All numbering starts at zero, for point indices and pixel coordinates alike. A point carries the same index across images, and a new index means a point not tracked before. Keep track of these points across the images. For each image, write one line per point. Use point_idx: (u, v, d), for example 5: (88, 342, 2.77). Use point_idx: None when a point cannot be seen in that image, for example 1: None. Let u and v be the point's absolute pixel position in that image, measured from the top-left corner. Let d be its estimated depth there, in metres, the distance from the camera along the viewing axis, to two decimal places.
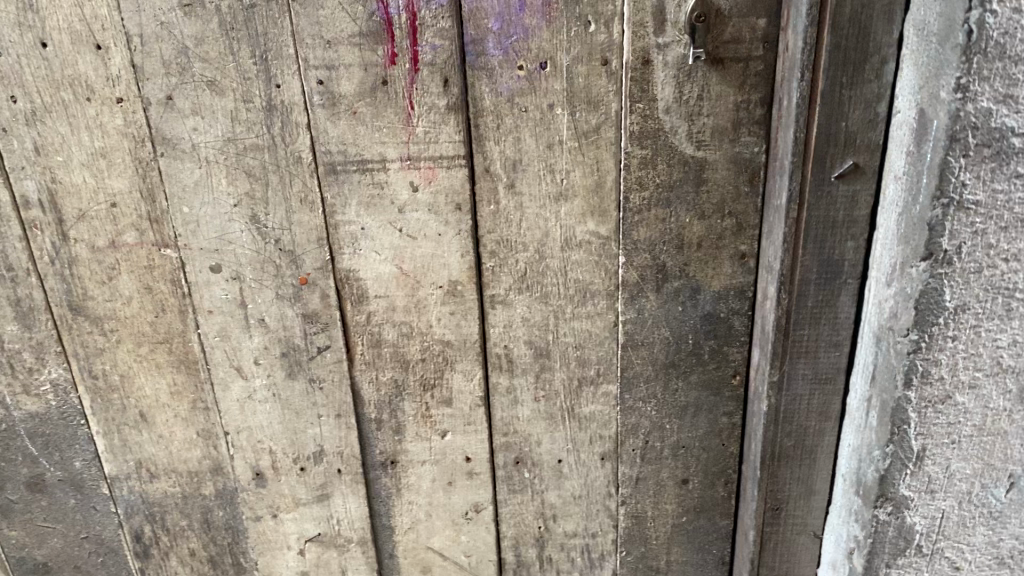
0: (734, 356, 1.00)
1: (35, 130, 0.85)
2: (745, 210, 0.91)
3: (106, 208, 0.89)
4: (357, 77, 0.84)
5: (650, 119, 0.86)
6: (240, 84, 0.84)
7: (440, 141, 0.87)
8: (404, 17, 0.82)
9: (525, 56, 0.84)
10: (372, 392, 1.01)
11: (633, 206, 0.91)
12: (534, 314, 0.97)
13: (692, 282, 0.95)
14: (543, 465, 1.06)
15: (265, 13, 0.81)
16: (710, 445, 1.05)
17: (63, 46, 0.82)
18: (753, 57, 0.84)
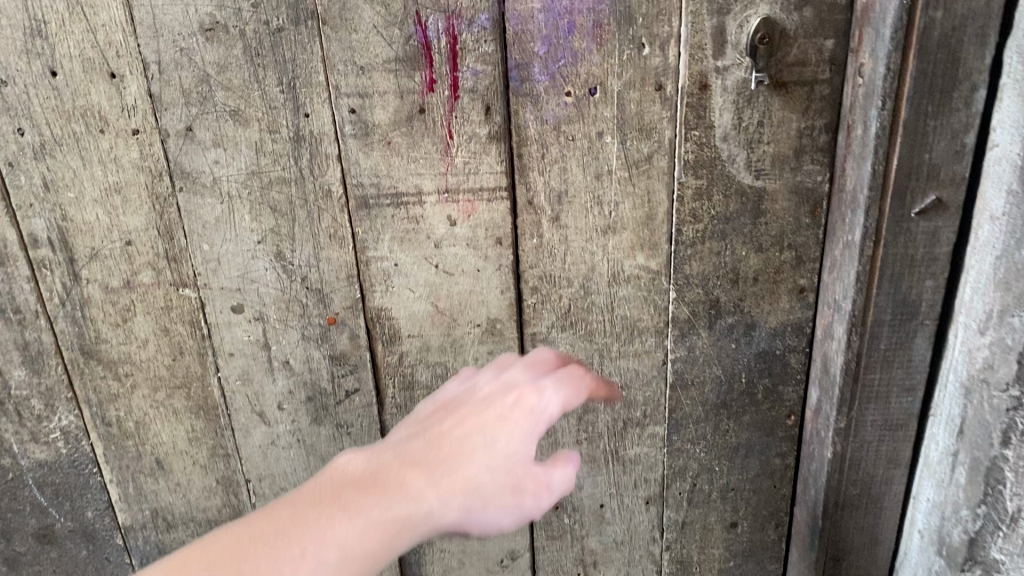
0: (790, 396, 0.94)
1: (44, 164, 0.79)
2: (805, 242, 0.85)
3: (120, 247, 0.83)
4: (392, 105, 0.78)
5: (707, 148, 0.80)
6: (266, 113, 0.78)
7: (480, 172, 0.81)
8: (443, 41, 0.75)
9: (574, 81, 0.78)
10: None
11: (686, 239, 0.85)
12: (577, 353, 0.91)
13: (747, 318, 0.89)
14: (584, 510, 1.00)
15: (293, 37, 0.75)
16: (761, 487, 0.99)
17: (75, 74, 0.75)
18: (819, 80, 0.78)
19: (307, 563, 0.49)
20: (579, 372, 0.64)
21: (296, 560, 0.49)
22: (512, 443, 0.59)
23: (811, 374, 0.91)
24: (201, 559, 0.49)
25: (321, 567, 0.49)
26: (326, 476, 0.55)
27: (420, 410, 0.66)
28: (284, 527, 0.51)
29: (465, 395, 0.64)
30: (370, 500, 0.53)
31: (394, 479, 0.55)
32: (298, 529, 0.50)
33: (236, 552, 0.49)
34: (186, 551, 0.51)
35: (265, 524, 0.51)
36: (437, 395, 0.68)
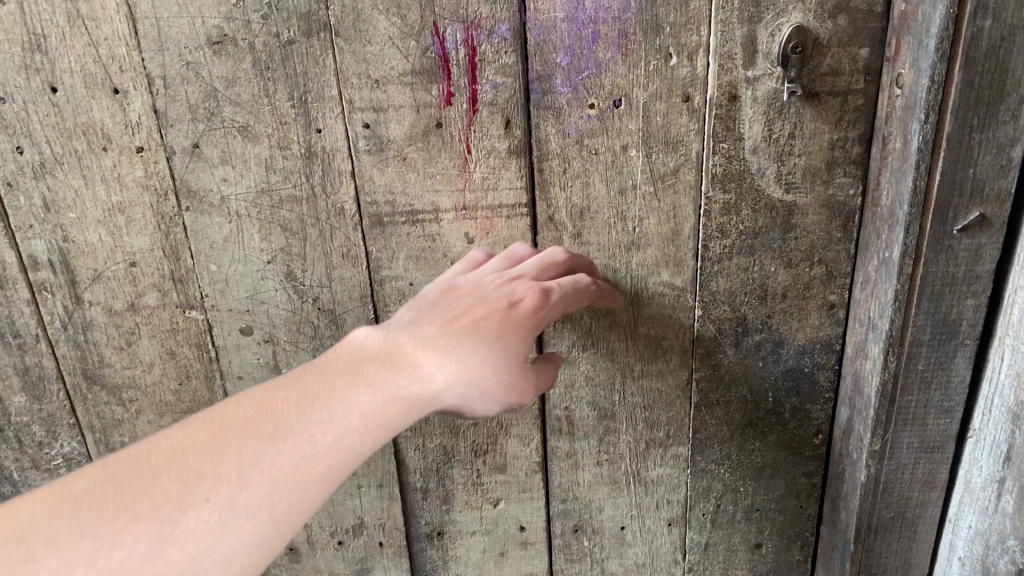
0: (817, 414, 0.91)
1: (44, 184, 0.75)
2: (836, 257, 0.82)
3: (124, 268, 0.79)
4: (408, 119, 0.75)
5: (735, 161, 0.77)
6: (276, 129, 0.74)
7: (499, 188, 0.78)
8: (462, 52, 0.72)
9: (598, 93, 0.74)
10: (418, 460, 0.91)
11: (713, 255, 0.82)
12: (599, 373, 0.88)
13: (775, 336, 0.86)
14: (604, 532, 0.97)
15: (305, 50, 0.71)
16: (787, 507, 0.96)
17: (76, 90, 0.72)
18: (853, 90, 0.74)
19: (330, 427, 0.54)
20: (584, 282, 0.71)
21: (321, 423, 0.54)
22: (517, 335, 0.64)
23: (841, 392, 0.88)
24: (229, 422, 0.53)
25: (343, 431, 0.54)
26: (352, 348, 0.61)
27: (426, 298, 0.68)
28: (311, 393, 0.56)
29: (475, 280, 0.69)
30: (394, 367, 0.59)
31: (409, 359, 0.60)
32: (320, 401, 0.55)
33: (269, 413, 0.54)
34: (208, 419, 0.54)
35: (291, 391, 0.55)
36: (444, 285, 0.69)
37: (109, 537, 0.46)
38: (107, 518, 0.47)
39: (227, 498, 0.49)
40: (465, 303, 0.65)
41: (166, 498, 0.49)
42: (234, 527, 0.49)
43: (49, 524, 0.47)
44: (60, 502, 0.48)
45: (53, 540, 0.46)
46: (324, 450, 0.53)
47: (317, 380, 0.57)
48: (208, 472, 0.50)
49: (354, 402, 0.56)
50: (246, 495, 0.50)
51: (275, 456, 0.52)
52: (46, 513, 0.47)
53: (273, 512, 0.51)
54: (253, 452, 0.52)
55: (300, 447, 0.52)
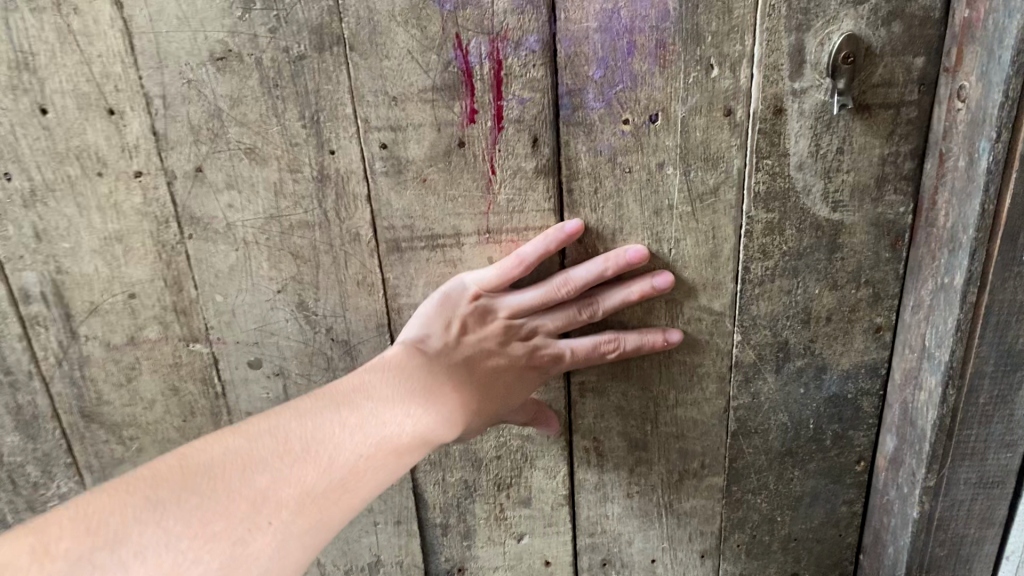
0: (860, 441, 0.86)
1: (35, 213, 0.70)
2: (884, 278, 0.77)
3: (122, 300, 0.74)
4: (427, 138, 0.69)
5: (779, 178, 0.72)
6: (285, 150, 0.69)
7: (525, 210, 0.72)
8: (487, 66, 0.67)
9: (633, 108, 0.69)
10: (437, 494, 0.86)
11: (754, 277, 0.76)
12: (630, 402, 0.83)
13: (818, 360, 0.81)
14: (634, 565, 0.92)
15: (317, 65, 0.66)
16: (826, 537, 0.92)
17: (69, 112, 0.66)
18: (907, 102, 0.69)
19: (373, 460, 0.60)
20: (617, 341, 0.75)
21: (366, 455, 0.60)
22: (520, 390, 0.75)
23: (885, 419, 0.84)
24: (290, 441, 0.58)
25: (383, 466, 0.60)
26: (396, 365, 0.69)
27: (461, 309, 0.73)
28: (361, 422, 0.62)
29: (512, 312, 0.73)
30: (431, 404, 0.67)
31: (441, 394, 0.68)
32: (365, 429, 0.61)
33: (321, 439, 0.60)
34: (265, 437, 0.59)
35: (339, 416, 0.62)
36: (478, 293, 0.72)
37: (192, 550, 0.50)
38: (190, 532, 0.51)
39: (286, 521, 0.54)
40: (491, 341, 0.74)
41: (241, 513, 0.53)
42: (290, 549, 0.53)
43: (139, 531, 0.50)
44: (147, 509, 0.52)
45: (142, 551, 0.49)
46: (366, 482, 0.59)
47: (365, 406, 0.63)
48: (272, 495, 0.55)
49: (397, 436, 0.62)
50: (302, 518, 0.55)
51: (325, 485, 0.57)
52: (134, 520, 0.51)
53: (320, 534, 0.55)
54: (309, 477, 0.57)
55: (349, 477, 0.58)
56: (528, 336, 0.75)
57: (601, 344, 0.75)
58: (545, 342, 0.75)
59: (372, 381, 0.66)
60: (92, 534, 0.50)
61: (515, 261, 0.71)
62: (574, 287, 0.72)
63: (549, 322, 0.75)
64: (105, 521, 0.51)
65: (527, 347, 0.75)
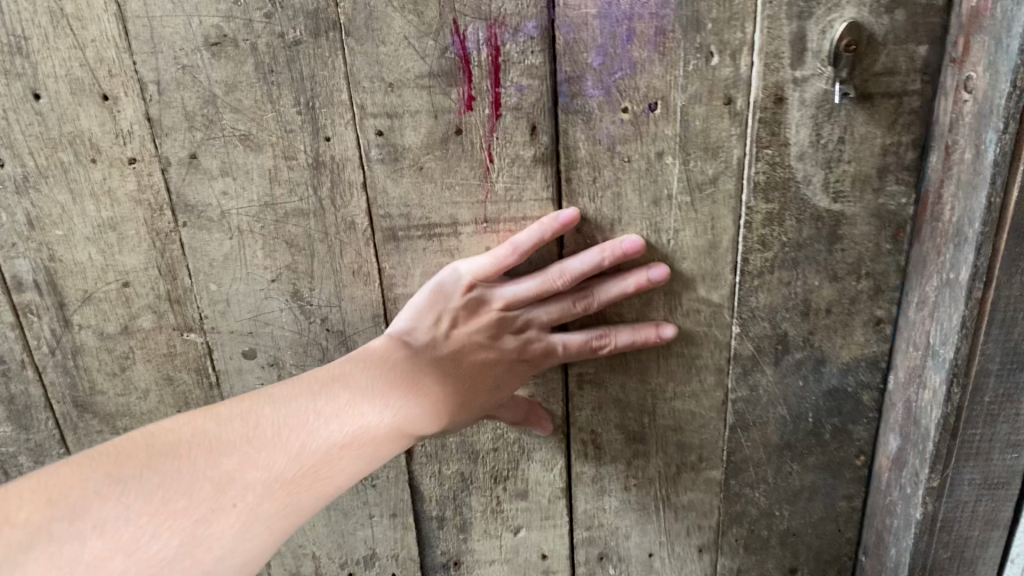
0: (860, 435, 0.85)
1: (28, 199, 0.69)
2: (885, 270, 0.76)
3: (116, 288, 0.73)
4: (424, 126, 0.68)
5: (780, 168, 0.71)
6: (281, 137, 0.68)
7: (523, 199, 0.72)
8: (484, 52, 0.66)
9: (632, 96, 0.68)
10: (433, 487, 0.85)
11: (754, 269, 0.76)
12: (628, 394, 0.82)
13: (817, 353, 0.80)
14: (631, 559, 0.92)
15: (312, 51, 0.65)
16: (825, 532, 0.91)
17: (62, 97, 0.65)
18: (909, 91, 0.69)
19: (345, 451, 0.63)
20: (610, 335, 0.75)
21: (339, 446, 0.63)
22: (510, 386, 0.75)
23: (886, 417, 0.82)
24: (263, 427, 0.60)
25: (355, 457, 0.63)
26: (381, 356, 0.70)
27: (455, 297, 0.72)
28: (336, 412, 0.64)
29: (506, 303, 0.72)
30: (409, 396, 0.69)
31: (421, 387, 0.70)
32: (339, 419, 0.64)
33: (298, 426, 0.62)
34: (237, 421, 0.60)
35: (317, 404, 0.64)
36: (472, 283, 0.71)
37: (152, 528, 0.52)
38: (153, 510, 0.53)
39: (253, 505, 0.56)
40: (481, 333, 0.73)
41: (204, 496, 0.55)
42: (253, 532, 0.56)
43: (98, 505, 0.52)
44: (111, 484, 0.53)
45: (102, 525, 0.51)
46: (336, 473, 0.62)
47: (341, 395, 0.65)
48: (239, 479, 0.57)
49: (369, 428, 0.65)
50: (268, 503, 0.57)
51: (294, 472, 0.60)
52: (94, 494, 0.52)
53: (286, 520, 0.58)
54: (279, 463, 0.59)
55: (321, 466, 0.61)
56: (521, 329, 0.74)
57: (594, 338, 0.75)
58: (538, 335, 0.74)
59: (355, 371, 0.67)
60: (52, 505, 0.51)
61: (510, 249, 0.70)
62: (569, 277, 0.71)
63: (544, 314, 0.73)
64: (64, 493, 0.52)
65: (519, 341, 0.74)
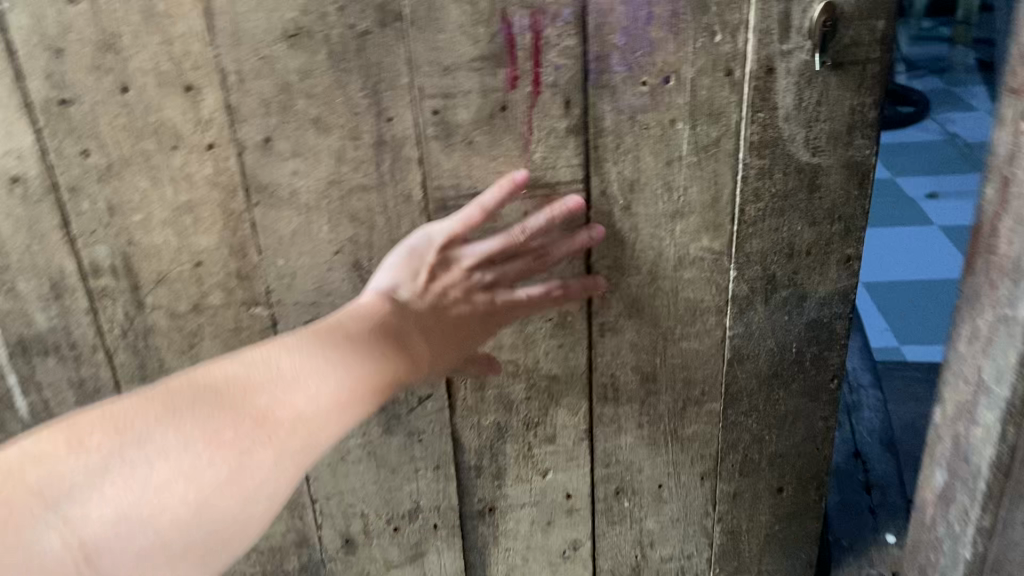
0: (834, 360, 0.99)
1: (110, 187, 0.74)
2: (853, 214, 0.90)
3: (189, 268, 0.79)
4: (474, 104, 0.77)
5: (770, 129, 0.84)
6: (348, 119, 0.76)
7: (558, 166, 0.82)
8: (528, 37, 0.76)
9: (650, 71, 0.79)
10: (473, 438, 0.94)
11: (749, 218, 0.88)
12: (642, 338, 0.93)
13: (800, 290, 0.94)
14: (643, 492, 1.03)
15: (379, 40, 0.73)
16: (806, 451, 1.05)
17: (148, 90, 0.71)
18: (871, 59, 0.82)
19: (349, 391, 0.69)
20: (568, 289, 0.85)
21: (344, 389, 0.69)
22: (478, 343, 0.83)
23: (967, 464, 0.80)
24: (281, 371, 0.68)
25: (359, 400, 0.70)
26: (373, 312, 0.75)
27: (430, 256, 0.78)
28: (339, 360, 0.70)
29: (475, 262, 0.80)
30: (398, 347, 0.75)
31: (408, 339, 0.76)
32: (344, 364, 0.70)
33: (313, 369, 0.69)
34: (260, 364, 0.68)
35: (324, 349, 0.70)
36: (445, 243, 0.78)
37: (206, 455, 0.62)
38: (204, 442, 0.62)
39: (282, 442, 0.65)
40: (455, 289, 0.80)
41: (244, 431, 0.64)
42: (283, 468, 0.66)
43: (159, 434, 0.61)
44: (166, 417, 0.62)
45: (162, 451, 0.61)
46: (344, 413, 0.69)
47: (341, 344, 0.71)
48: (268, 418, 0.65)
49: (367, 374, 0.71)
50: (293, 440, 0.66)
51: (311, 412, 0.67)
52: (156, 424, 0.62)
53: (307, 453, 0.67)
54: (299, 404, 0.67)
55: (333, 406, 0.68)
56: (489, 286, 0.82)
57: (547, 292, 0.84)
58: (504, 293, 0.82)
59: (357, 326, 0.73)
60: (121, 431, 0.61)
61: (477, 209, 0.78)
62: (529, 234, 0.80)
63: (510, 270, 0.82)
64: (131, 424, 0.62)
65: (488, 296, 0.82)
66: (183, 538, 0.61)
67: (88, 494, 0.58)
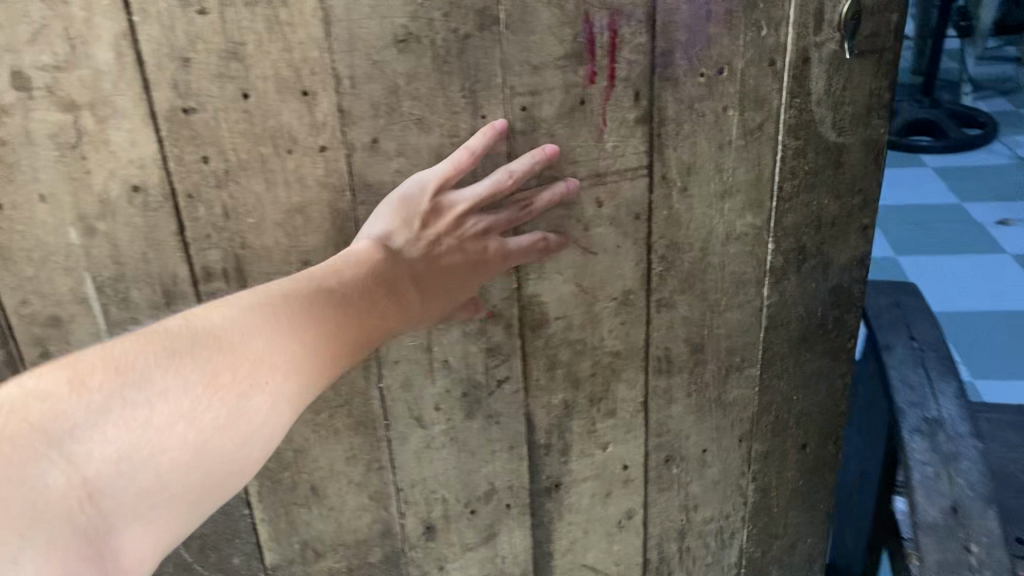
0: (851, 322, 1.10)
1: (227, 192, 0.77)
2: (870, 186, 1.01)
3: (297, 268, 0.82)
4: (558, 99, 0.84)
5: (804, 112, 0.94)
6: (448, 118, 0.81)
7: (627, 154, 0.89)
8: (606, 35, 0.83)
9: (706, 63, 0.88)
10: (544, 418, 1.00)
11: (786, 194, 0.98)
12: (693, 311, 1.01)
13: (825, 259, 1.04)
14: (689, 458, 1.11)
15: (478, 43, 0.79)
16: (827, 408, 1.15)
17: (268, 96, 0.74)
18: (887, 47, 0.93)
19: (339, 338, 0.69)
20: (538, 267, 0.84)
21: (334, 335, 0.69)
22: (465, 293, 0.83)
23: None
24: (279, 313, 0.66)
25: (347, 346, 0.70)
26: (366, 259, 0.75)
27: (422, 203, 0.79)
28: (331, 305, 0.70)
29: (464, 208, 0.81)
30: (381, 295, 0.75)
31: (390, 286, 0.76)
32: (335, 311, 0.70)
33: (309, 312, 0.68)
34: (258, 306, 0.66)
35: (315, 296, 0.69)
36: (437, 188, 0.79)
37: (207, 398, 0.59)
38: (207, 383, 0.60)
39: (281, 385, 0.64)
40: (445, 235, 0.81)
41: (247, 374, 0.62)
42: (280, 409, 0.64)
43: (160, 376, 0.58)
44: (168, 358, 0.59)
45: (165, 393, 0.58)
46: (336, 356, 0.69)
47: (331, 289, 0.71)
48: (269, 361, 0.63)
49: (353, 320, 0.71)
50: (289, 384, 0.64)
51: (306, 356, 0.66)
52: (157, 365, 0.59)
53: (302, 397, 0.66)
54: (296, 347, 0.65)
55: (326, 350, 0.68)
56: (480, 235, 0.83)
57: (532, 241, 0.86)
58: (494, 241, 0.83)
59: (341, 279, 0.72)
60: (121, 373, 0.57)
61: (465, 153, 0.79)
62: (516, 180, 0.81)
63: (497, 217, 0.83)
64: (131, 364, 0.58)
65: (478, 245, 0.82)
66: (182, 481, 0.57)
67: (90, 433, 0.54)
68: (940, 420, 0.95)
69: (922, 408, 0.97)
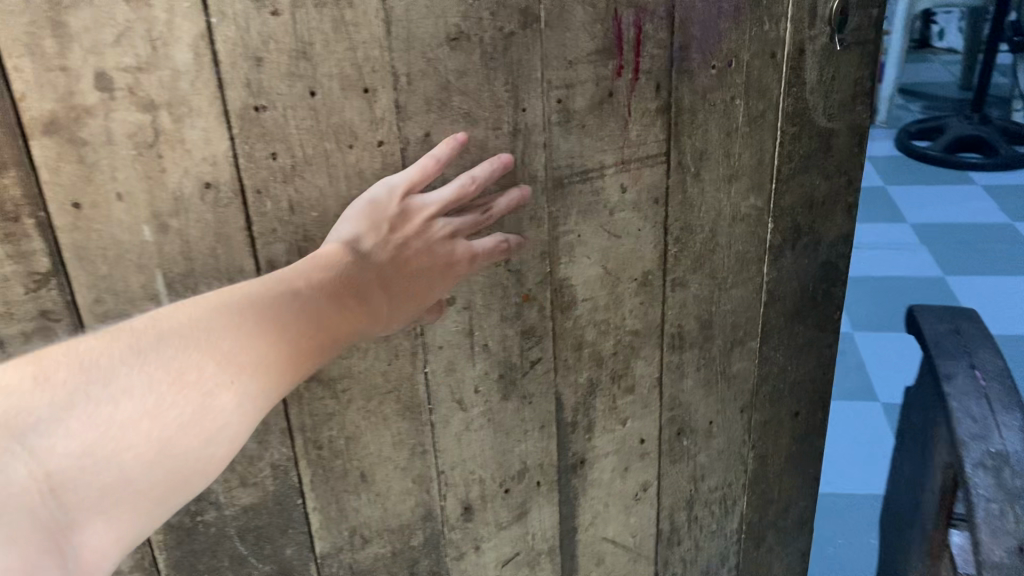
0: (837, 294, 1.19)
1: (292, 186, 0.80)
2: (854, 167, 1.11)
3: None
4: (589, 92, 0.90)
5: (801, 100, 1.02)
6: (493, 112, 0.86)
7: (648, 142, 0.96)
8: (632, 32, 0.89)
9: (717, 57, 0.95)
10: (571, 396, 1.05)
11: (784, 176, 1.06)
12: (703, 289, 1.08)
13: (816, 236, 1.13)
14: (698, 429, 1.18)
15: (521, 40, 0.84)
16: (816, 376, 1.24)
17: (333, 93, 0.78)
18: (868, 40, 1.03)
19: (307, 338, 0.68)
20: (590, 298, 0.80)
21: (302, 336, 0.68)
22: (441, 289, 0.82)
23: None
24: (243, 313, 0.64)
25: (314, 347, 0.68)
26: (330, 260, 0.74)
27: (389, 208, 0.79)
28: (298, 305, 0.68)
29: (429, 211, 0.81)
30: (347, 295, 0.73)
31: (355, 287, 0.74)
32: (304, 312, 0.69)
33: (276, 310, 0.67)
34: (228, 307, 0.65)
35: (280, 296, 0.68)
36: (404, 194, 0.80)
37: (169, 396, 0.58)
38: (168, 382, 0.58)
39: (247, 386, 0.62)
40: (411, 238, 0.80)
41: (211, 375, 0.61)
42: (244, 410, 0.62)
43: (125, 372, 0.57)
44: (133, 356, 0.58)
45: (130, 391, 0.57)
46: (303, 356, 0.67)
47: (295, 290, 0.69)
48: (236, 359, 0.62)
49: (325, 319, 0.70)
50: (257, 385, 0.63)
51: (273, 358, 0.65)
52: (122, 361, 0.58)
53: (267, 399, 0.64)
54: (262, 347, 0.64)
55: (290, 348, 0.66)
56: (449, 237, 0.82)
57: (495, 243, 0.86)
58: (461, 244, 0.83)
59: (303, 280, 0.71)
60: (87, 369, 0.56)
61: (431, 161, 0.81)
62: (478, 184, 0.82)
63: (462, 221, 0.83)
64: (98, 362, 0.57)
65: (444, 248, 0.82)
66: (146, 476, 0.56)
67: (53, 427, 0.53)
68: (1005, 454, 0.97)
69: (985, 442, 0.99)
